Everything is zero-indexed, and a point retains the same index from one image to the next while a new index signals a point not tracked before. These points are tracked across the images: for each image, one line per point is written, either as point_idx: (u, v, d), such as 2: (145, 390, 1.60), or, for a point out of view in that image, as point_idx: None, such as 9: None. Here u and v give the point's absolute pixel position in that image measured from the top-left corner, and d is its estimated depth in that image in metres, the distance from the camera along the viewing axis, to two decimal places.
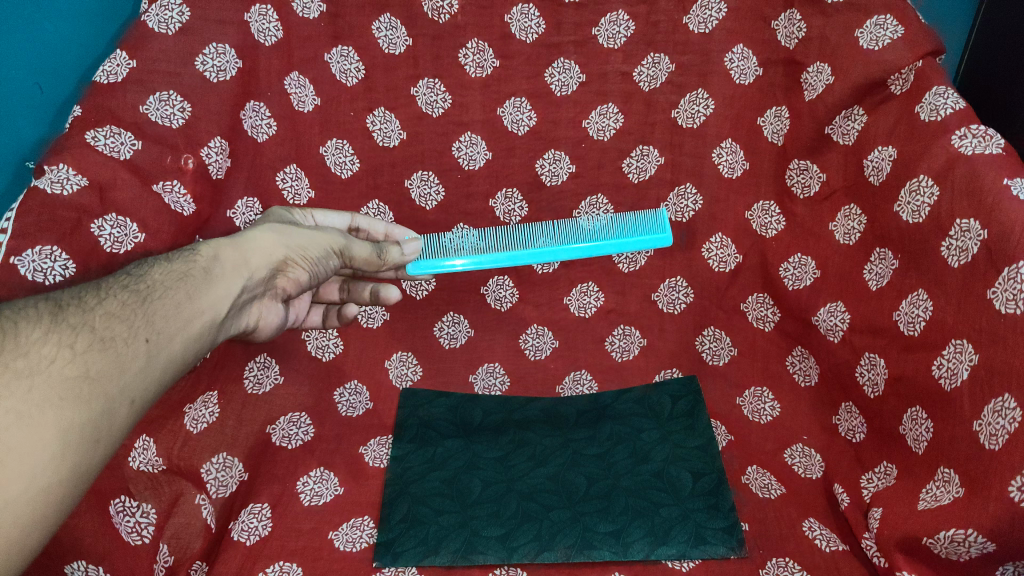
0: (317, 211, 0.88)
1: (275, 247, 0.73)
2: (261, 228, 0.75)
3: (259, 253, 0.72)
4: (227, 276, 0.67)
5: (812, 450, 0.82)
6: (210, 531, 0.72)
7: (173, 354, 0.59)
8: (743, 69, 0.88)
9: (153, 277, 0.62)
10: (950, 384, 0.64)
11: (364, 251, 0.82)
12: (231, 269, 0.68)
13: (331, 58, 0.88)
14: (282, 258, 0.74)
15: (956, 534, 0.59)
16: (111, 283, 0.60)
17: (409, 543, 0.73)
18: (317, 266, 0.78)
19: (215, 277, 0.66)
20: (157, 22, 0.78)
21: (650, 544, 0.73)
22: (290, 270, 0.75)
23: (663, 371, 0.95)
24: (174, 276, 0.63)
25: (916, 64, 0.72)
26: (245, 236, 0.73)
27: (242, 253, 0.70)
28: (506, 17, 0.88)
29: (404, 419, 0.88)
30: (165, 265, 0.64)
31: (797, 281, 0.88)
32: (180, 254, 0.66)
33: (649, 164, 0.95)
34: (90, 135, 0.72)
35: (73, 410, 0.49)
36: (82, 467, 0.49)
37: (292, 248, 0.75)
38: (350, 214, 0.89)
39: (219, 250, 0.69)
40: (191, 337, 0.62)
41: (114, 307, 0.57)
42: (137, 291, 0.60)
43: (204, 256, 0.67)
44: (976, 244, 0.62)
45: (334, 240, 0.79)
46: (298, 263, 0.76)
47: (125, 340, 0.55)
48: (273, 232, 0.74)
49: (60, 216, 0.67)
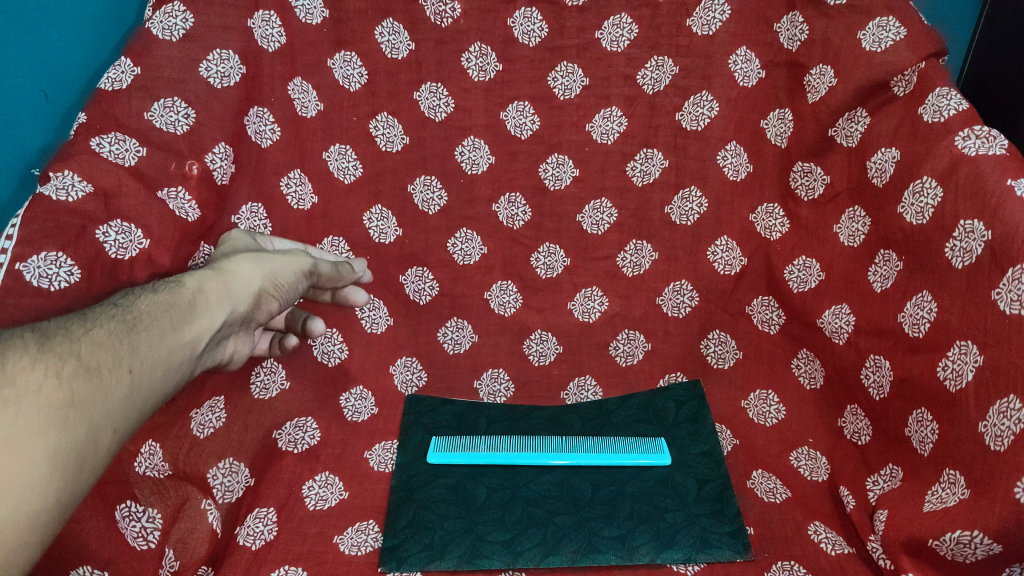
0: (275, 238, 0.88)
1: (255, 276, 0.74)
2: (236, 257, 0.75)
3: (242, 284, 0.72)
4: (210, 306, 0.67)
5: (818, 453, 0.82)
6: (215, 536, 0.72)
7: (153, 385, 0.59)
8: (747, 72, 0.88)
9: (140, 307, 0.62)
10: (955, 385, 0.63)
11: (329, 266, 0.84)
12: (216, 300, 0.69)
13: (335, 64, 0.88)
14: (260, 287, 0.74)
15: (962, 536, 0.58)
16: (98, 312, 0.59)
17: (414, 548, 0.73)
18: (291, 293, 0.79)
19: (200, 308, 0.66)
20: (161, 29, 0.77)
21: (656, 548, 0.73)
22: (266, 299, 0.76)
23: (668, 375, 0.95)
24: (160, 306, 0.63)
25: (918, 66, 0.72)
26: (224, 265, 0.73)
27: (226, 284, 0.70)
28: (508, 20, 0.89)
29: (409, 425, 0.89)
30: (151, 296, 0.64)
31: (802, 283, 0.87)
32: (165, 285, 0.66)
33: (653, 167, 0.94)
34: (95, 142, 0.71)
35: (58, 436, 0.49)
36: (66, 492, 0.49)
37: (269, 276, 0.75)
38: (305, 245, 0.90)
39: (204, 281, 0.69)
40: (169, 367, 0.61)
41: (101, 335, 0.57)
42: (121, 320, 0.59)
43: (189, 287, 0.67)
44: (981, 244, 0.62)
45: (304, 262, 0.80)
46: (274, 291, 0.76)
47: (112, 368, 0.55)
48: (250, 261, 0.75)
49: (65, 223, 0.66)
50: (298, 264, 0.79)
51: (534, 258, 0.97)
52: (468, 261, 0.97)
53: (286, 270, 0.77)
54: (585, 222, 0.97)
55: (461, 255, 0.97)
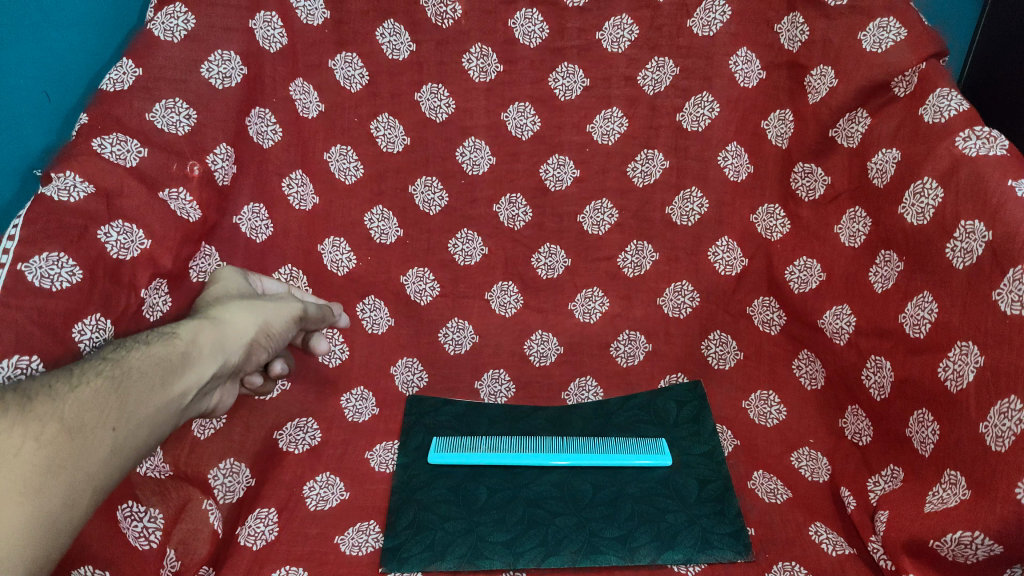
0: (261, 277, 0.85)
1: (246, 325, 0.72)
2: (228, 305, 0.72)
3: (234, 333, 0.70)
4: (202, 358, 0.65)
5: (819, 453, 0.82)
6: (216, 536, 0.72)
7: (138, 443, 0.56)
8: (748, 72, 0.88)
9: (130, 360, 0.59)
10: (956, 385, 0.63)
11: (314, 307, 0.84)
12: (207, 351, 0.66)
13: (337, 65, 0.89)
14: (251, 336, 0.72)
15: (962, 537, 0.58)
16: (85, 367, 0.56)
17: (415, 549, 0.73)
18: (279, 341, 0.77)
19: (191, 360, 0.63)
20: (163, 30, 0.77)
21: (657, 549, 0.73)
22: (255, 348, 0.74)
23: (669, 376, 0.96)
24: (150, 358, 0.60)
25: (919, 67, 0.72)
26: (216, 314, 0.70)
27: (218, 334, 0.68)
28: (509, 21, 0.89)
29: (410, 426, 0.89)
30: (142, 348, 0.61)
31: (802, 284, 0.88)
32: (157, 336, 0.63)
33: (653, 168, 0.94)
34: (96, 143, 0.71)
35: (33, 505, 0.45)
36: (40, 564, 0.45)
37: (260, 324, 0.73)
38: (288, 284, 0.88)
39: (196, 331, 0.66)
40: (156, 424, 0.58)
41: (87, 392, 0.53)
42: (110, 374, 0.56)
43: (181, 338, 0.64)
44: (981, 245, 0.62)
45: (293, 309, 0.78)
46: (263, 339, 0.74)
47: (98, 427, 0.52)
48: (242, 309, 0.73)
49: (67, 224, 0.65)
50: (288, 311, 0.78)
51: (535, 258, 0.98)
52: (469, 261, 0.97)
53: (279, 319, 0.76)
54: (586, 223, 0.97)
55: (462, 255, 0.97)
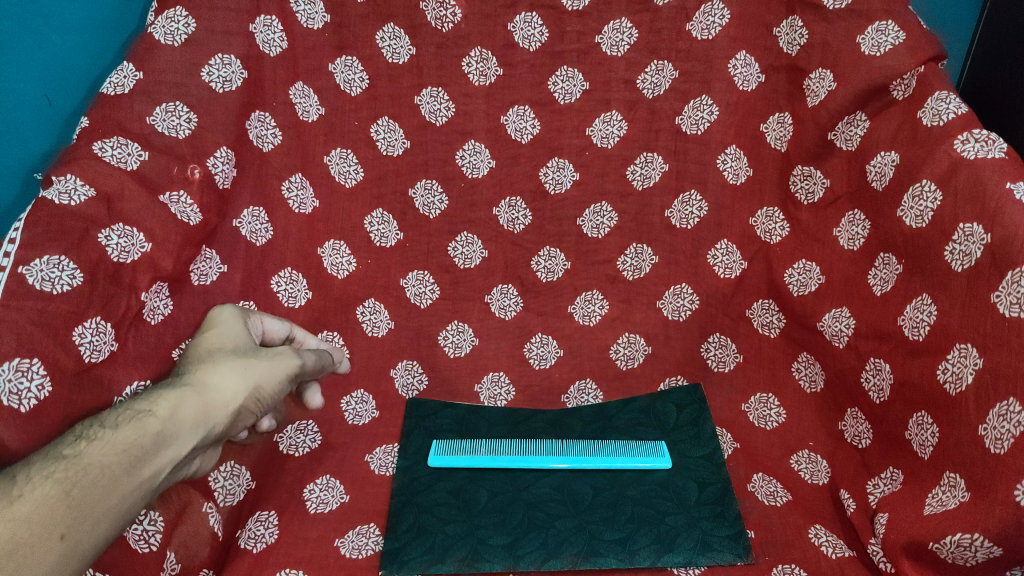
0: (265, 317, 0.81)
1: (236, 390, 0.64)
2: (218, 365, 0.65)
3: (221, 401, 0.63)
4: (180, 437, 0.58)
5: (818, 456, 0.82)
6: (217, 539, 0.73)
7: (92, 548, 0.50)
8: (746, 76, 0.89)
9: (92, 451, 0.52)
10: (955, 388, 0.64)
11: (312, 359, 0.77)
12: (187, 427, 0.59)
13: (337, 68, 0.89)
14: (242, 401, 0.64)
15: (962, 539, 0.58)
16: (39, 465, 0.50)
17: (415, 552, 0.73)
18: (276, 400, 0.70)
19: (164, 441, 0.57)
20: (163, 34, 0.78)
21: (656, 551, 0.73)
22: (248, 412, 0.66)
23: (668, 379, 0.96)
24: (114, 447, 0.53)
25: (917, 70, 0.72)
26: (204, 378, 0.63)
27: (202, 405, 0.61)
28: (508, 25, 0.89)
29: (410, 429, 0.89)
30: (110, 433, 0.54)
31: (802, 287, 0.88)
32: (130, 413, 0.57)
33: (653, 171, 0.94)
34: (97, 146, 0.71)
35: None
36: None
37: (252, 387, 0.65)
38: (291, 323, 0.83)
39: (175, 404, 0.59)
40: (118, 524, 0.52)
41: (33, 500, 0.47)
42: (65, 475, 0.50)
43: (156, 415, 0.57)
44: (980, 248, 0.62)
45: (290, 365, 0.71)
46: (256, 403, 0.66)
47: (40, 544, 0.46)
48: (233, 370, 0.65)
49: (69, 226, 0.65)
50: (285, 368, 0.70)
51: (535, 261, 0.98)
52: (469, 264, 0.97)
53: (274, 379, 0.68)
54: (585, 226, 0.97)
55: (462, 258, 0.97)
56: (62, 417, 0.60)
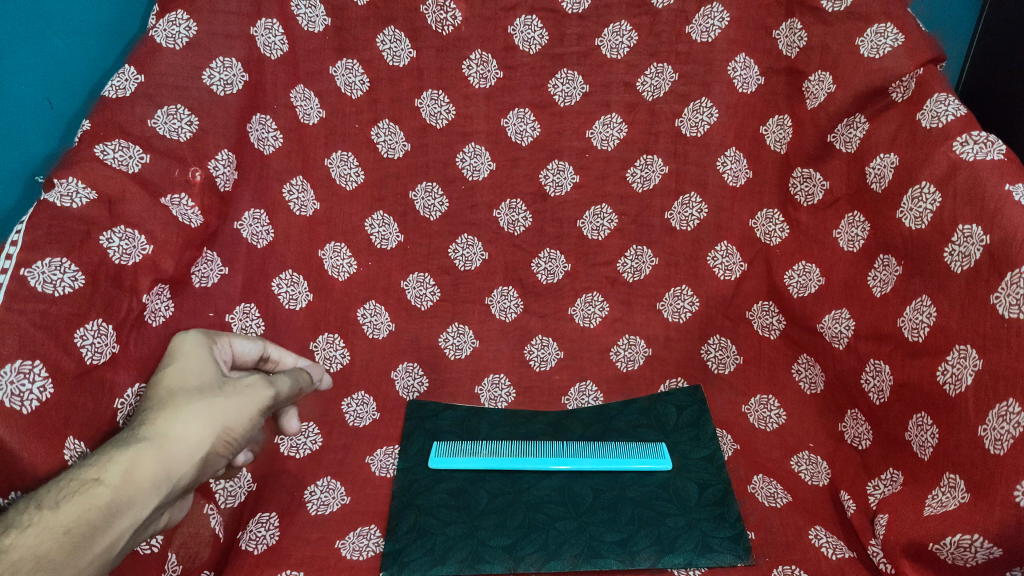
0: (233, 338, 0.73)
1: (201, 438, 0.57)
2: (179, 410, 0.58)
3: (183, 453, 0.56)
4: (136, 502, 0.52)
5: (818, 457, 0.83)
6: (218, 541, 0.74)
7: None
8: (746, 78, 0.89)
9: (25, 539, 0.46)
10: (955, 389, 0.64)
11: (287, 384, 0.69)
12: (143, 491, 0.52)
13: (337, 71, 0.90)
14: (209, 448, 0.58)
15: (961, 540, 0.58)
16: None
17: (415, 553, 0.73)
18: (251, 439, 0.63)
19: (116, 513, 0.50)
20: (164, 37, 0.77)
21: (657, 552, 0.73)
22: (218, 458, 0.59)
23: (669, 380, 0.96)
24: (53, 531, 0.47)
25: (916, 72, 0.72)
26: (162, 428, 0.57)
27: (160, 462, 0.54)
28: (508, 28, 0.90)
29: (410, 431, 0.89)
30: (47, 513, 0.48)
31: (802, 288, 0.88)
32: (73, 485, 0.50)
33: (652, 173, 0.95)
34: (98, 149, 0.70)
35: None
36: None
37: (221, 431, 0.59)
38: (264, 342, 0.76)
39: (127, 467, 0.52)
40: None
41: None
42: None
43: (104, 483, 0.51)
44: (979, 249, 0.62)
45: (263, 398, 0.63)
46: (227, 446, 0.60)
47: None
48: (197, 414, 0.58)
49: (70, 229, 0.65)
50: (258, 403, 0.63)
51: (535, 263, 0.98)
52: (469, 266, 0.98)
53: (246, 416, 0.61)
54: (586, 228, 0.97)
55: (462, 261, 0.97)
56: (63, 420, 0.60)
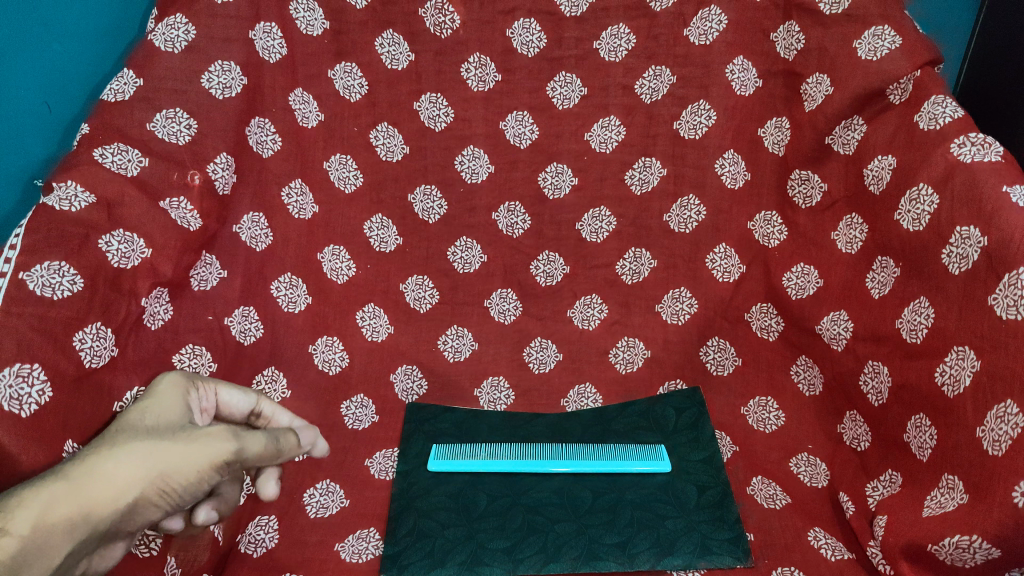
0: (218, 386, 0.70)
1: (133, 484, 0.52)
2: (117, 450, 0.54)
3: (108, 498, 0.51)
4: (47, 547, 0.47)
5: (817, 459, 0.83)
6: (217, 544, 0.72)
7: None
8: (744, 80, 0.89)
9: None
10: (953, 391, 0.64)
11: (260, 441, 0.61)
12: (55, 535, 0.48)
13: (336, 75, 0.90)
14: (140, 496, 0.53)
15: (959, 541, 0.59)
16: None
17: (415, 556, 0.73)
18: (198, 492, 0.57)
19: (20, 556, 0.46)
20: (163, 41, 0.77)
21: (656, 555, 0.73)
22: (151, 509, 0.54)
23: (668, 383, 0.96)
24: None
25: (914, 74, 0.73)
26: (95, 468, 0.52)
27: (80, 505, 0.50)
28: (507, 32, 0.90)
29: (409, 434, 0.89)
30: None
31: (800, 290, 0.88)
32: None
33: (651, 176, 0.95)
34: (97, 153, 0.70)
35: None
36: None
37: (157, 479, 0.54)
38: (256, 395, 0.72)
39: (45, 507, 0.48)
40: None
41: None
42: None
43: (15, 522, 0.47)
44: (976, 250, 0.62)
45: (217, 450, 0.57)
46: (163, 497, 0.54)
47: None
48: (134, 458, 0.54)
49: (69, 233, 0.65)
50: (208, 454, 0.57)
51: (534, 266, 0.98)
52: (468, 269, 0.98)
53: (191, 466, 0.55)
54: (585, 231, 0.97)
55: (461, 263, 0.98)
56: (61, 424, 0.60)
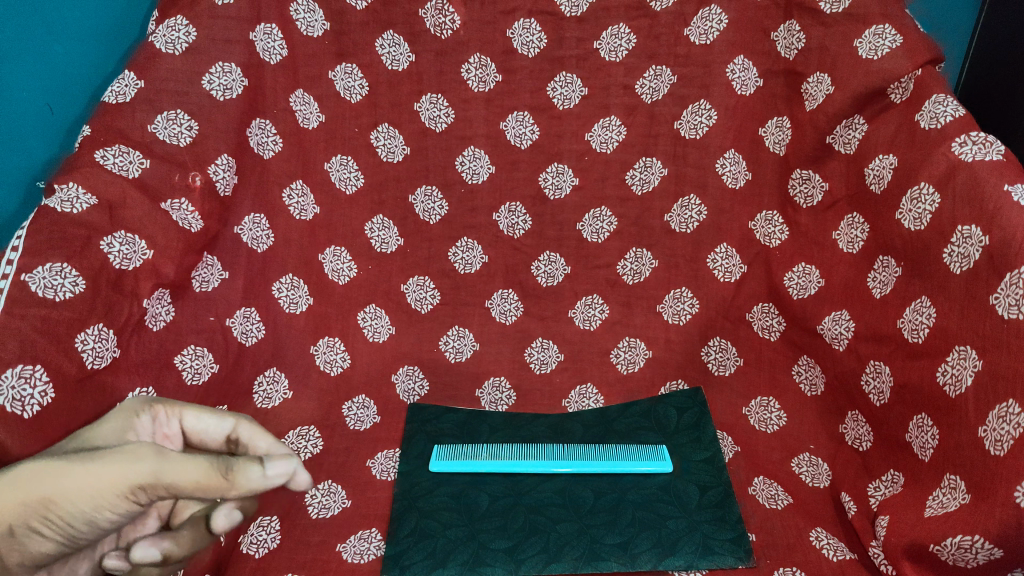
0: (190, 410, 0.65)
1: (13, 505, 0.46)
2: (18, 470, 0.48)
3: None
4: None
5: (819, 459, 0.83)
6: (220, 545, 0.71)
7: None
8: (745, 80, 0.89)
9: None
10: (955, 390, 0.64)
11: (196, 468, 0.51)
12: None
13: (336, 76, 0.90)
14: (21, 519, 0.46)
15: (962, 541, 0.58)
16: None
17: (417, 556, 0.73)
18: (96, 522, 0.48)
19: None
20: (163, 43, 0.77)
21: (657, 555, 0.72)
22: (37, 535, 0.47)
23: (669, 383, 0.96)
24: None
25: (915, 73, 0.73)
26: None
27: None
28: (507, 32, 0.90)
29: (411, 434, 0.89)
30: None
31: (802, 290, 0.88)
32: None
33: (652, 175, 0.95)
34: (99, 155, 0.70)
35: None
36: None
37: (41, 501, 0.47)
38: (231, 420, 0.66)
39: None
40: None
41: None
42: None
43: None
44: (978, 250, 0.62)
45: (120, 471, 0.49)
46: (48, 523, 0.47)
47: None
48: (25, 476, 0.48)
49: (71, 234, 0.65)
50: (109, 475, 0.49)
51: (535, 266, 0.98)
52: (469, 270, 0.98)
53: (83, 487, 0.48)
54: (585, 231, 0.97)
55: (462, 264, 0.98)
56: (63, 426, 0.60)
